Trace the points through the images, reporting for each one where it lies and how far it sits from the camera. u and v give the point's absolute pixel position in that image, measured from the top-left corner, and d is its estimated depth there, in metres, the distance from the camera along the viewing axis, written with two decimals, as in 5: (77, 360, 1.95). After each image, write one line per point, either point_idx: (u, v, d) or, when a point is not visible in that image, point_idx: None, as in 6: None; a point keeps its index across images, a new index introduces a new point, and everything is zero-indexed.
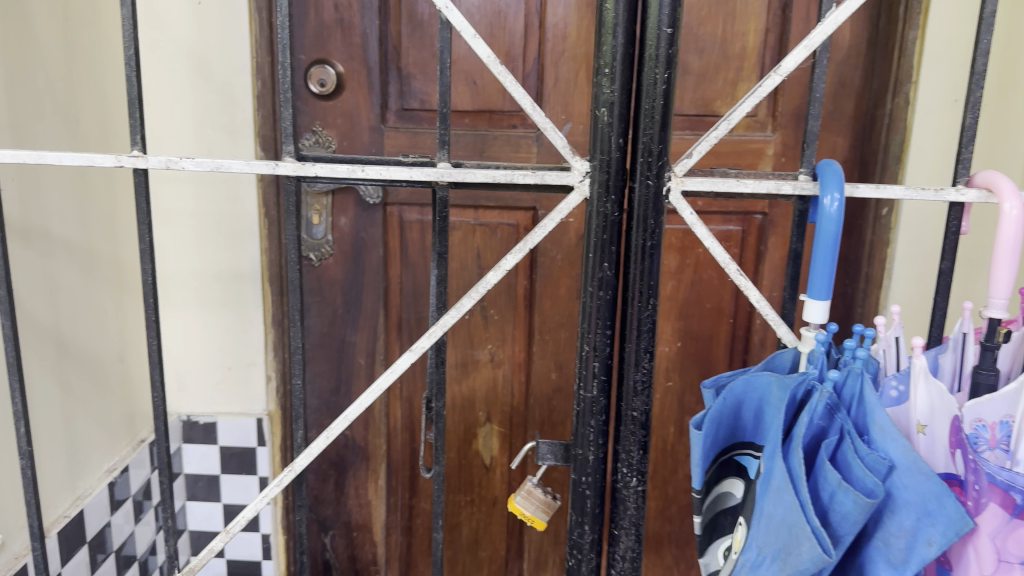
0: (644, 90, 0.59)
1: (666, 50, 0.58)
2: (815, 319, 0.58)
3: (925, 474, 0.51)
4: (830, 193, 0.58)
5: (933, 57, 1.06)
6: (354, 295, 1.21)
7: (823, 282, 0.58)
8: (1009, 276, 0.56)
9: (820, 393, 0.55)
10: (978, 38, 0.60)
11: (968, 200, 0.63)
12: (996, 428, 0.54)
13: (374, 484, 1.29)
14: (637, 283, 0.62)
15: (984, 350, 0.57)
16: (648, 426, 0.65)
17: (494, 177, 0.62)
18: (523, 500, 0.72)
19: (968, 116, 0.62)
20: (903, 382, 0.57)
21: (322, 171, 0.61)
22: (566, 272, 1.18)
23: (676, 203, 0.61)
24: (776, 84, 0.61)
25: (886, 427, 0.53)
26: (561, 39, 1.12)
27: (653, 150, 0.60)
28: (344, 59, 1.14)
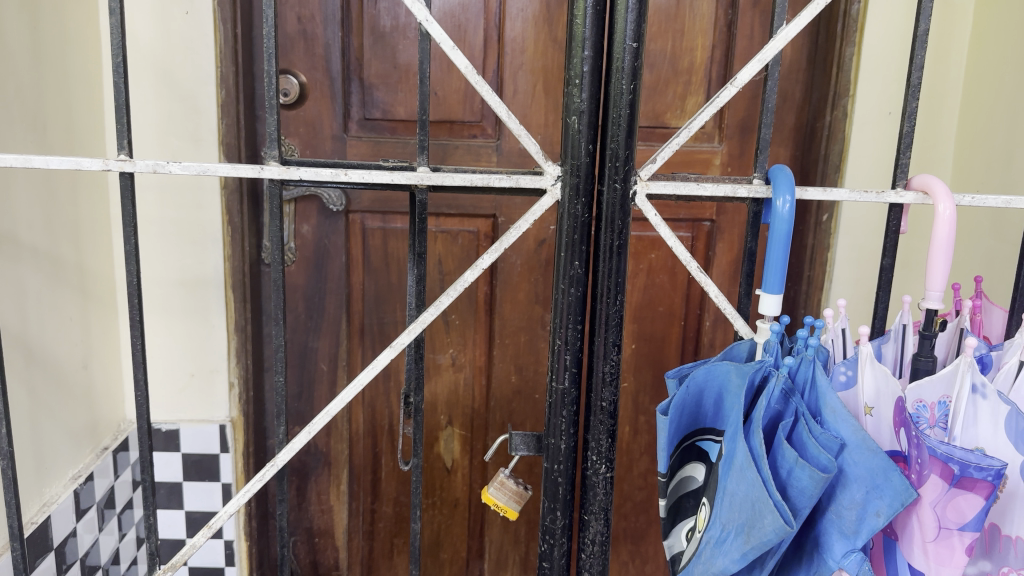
0: (611, 99, 0.63)
1: (631, 63, 0.62)
2: (770, 311, 0.62)
3: (874, 451, 0.55)
4: (782, 195, 0.63)
5: (868, 73, 1.13)
6: (316, 301, 1.23)
7: (778, 278, 0.62)
8: (944, 270, 0.61)
9: (777, 379, 0.60)
10: (912, 55, 0.66)
11: (906, 202, 0.68)
12: (936, 408, 0.60)
13: (336, 489, 1.31)
14: (606, 281, 0.66)
15: (923, 339, 0.63)
16: (615, 416, 0.69)
17: (471, 181, 0.65)
18: (496, 491, 0.75)
19: (905, 125, 0.67)
20: (850, 368, 0.62)
21: (306, 175, 0.64)
22: (525, 278, 1.23)
23: (641, 204, 0.66)
24: (732, 94, 0.66)
25: (837, 408, 0.58)
26: (519, 53, 1.16)
27: (620, 156, 0.64)
28: (307, 69, 1.16)
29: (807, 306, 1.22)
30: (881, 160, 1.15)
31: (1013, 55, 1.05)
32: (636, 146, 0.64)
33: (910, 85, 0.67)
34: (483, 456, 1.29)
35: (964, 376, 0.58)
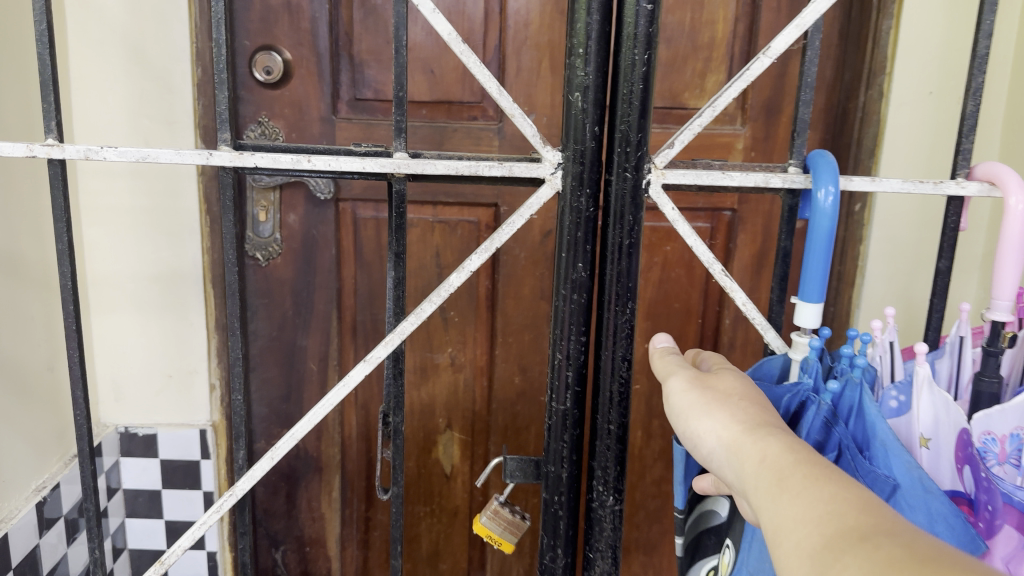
0: (620, 73, 0.54)
1: (646, 29, 0.53)
2: (808, 324, 0.53)
3: (935, 495, 0.46)
4: (825, 186, 0.53)
5: (907, 48, 1.02)
6: (304, 297, 1.14)
7: (819, 286, 0.53)
8: (1015, 275, 0.52)
9: (818, 406, 0.50)
10: (979, 21, 0.58)
11: (968, 193, 0.59)
12: (1007, 441, 0.50)
13: (328, 496, 1.21)
14: (615, 285, 0.57)
15: (987, 357, 0.54)
16: (624, 442, 0.60)
17: (457, 169, 0.56)
18: (490, 520, 0.66)
19: (968, 104, 0.60)
20: (903, 392, 0.52)
21: (263, 162, 0.55)
22: (529, 272, 1.14)
23: (656, 197, 0.56)
24: (763, 66, 0.58)
25: (888, 441, 0.48)
26: (523, 26, 1.06)
27: (631, 140, 0.55)
28: (292, 45, 1.06)
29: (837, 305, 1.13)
30: (920, 145, 1.06)
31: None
32: (652, 129, 0.55)
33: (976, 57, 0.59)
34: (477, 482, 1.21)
35: None
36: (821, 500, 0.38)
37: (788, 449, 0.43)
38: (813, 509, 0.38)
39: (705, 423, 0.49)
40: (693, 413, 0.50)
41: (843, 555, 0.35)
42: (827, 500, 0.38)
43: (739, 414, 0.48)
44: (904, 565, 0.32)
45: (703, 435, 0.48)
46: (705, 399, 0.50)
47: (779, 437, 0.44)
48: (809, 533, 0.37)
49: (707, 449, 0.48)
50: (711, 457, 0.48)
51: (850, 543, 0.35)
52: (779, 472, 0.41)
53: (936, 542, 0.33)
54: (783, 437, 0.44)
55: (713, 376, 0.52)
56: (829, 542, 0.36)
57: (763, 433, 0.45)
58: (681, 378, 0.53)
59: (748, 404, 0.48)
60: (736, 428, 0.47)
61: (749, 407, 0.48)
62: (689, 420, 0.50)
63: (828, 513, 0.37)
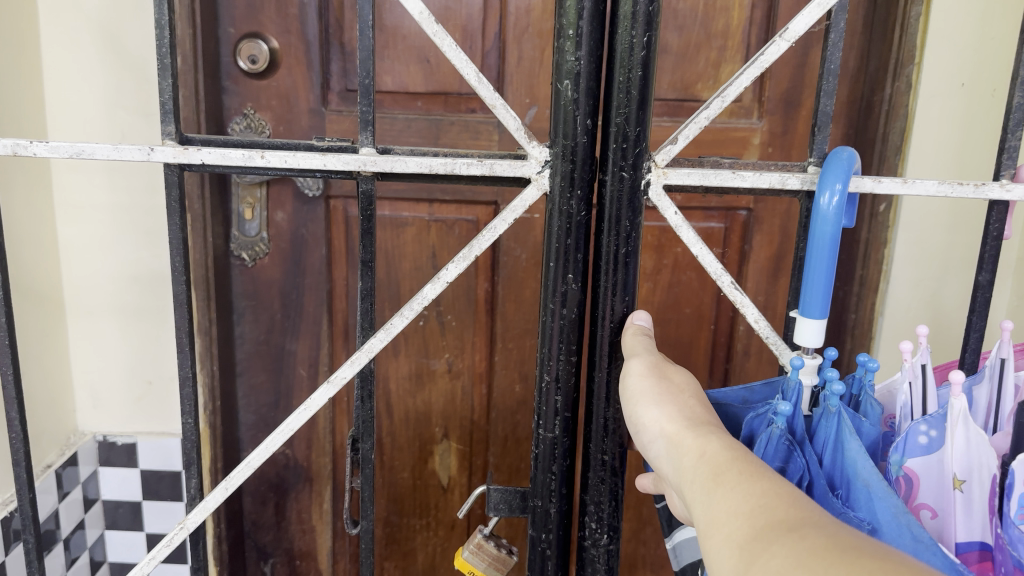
0: (617, 57, 0.48)
1: (646, 7, 0.46)
2: (810, 341, 0.47)
3: (924, 545, 0.41)
4: (830, 187, 0.46)
5: (937, 35, 0.95)
6: (293, 299, 1.08)
7: (824, 300, 0.47)
8: None
9: (770, 430, 0.46)
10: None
11: (1013, 197, 0.55)
12: None
13: (319, 508, 1.15)
14: (610, 299, 0.51)
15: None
16: (620, 473, 0.54)
17: (430, 166, 0.51)
18: (472, 555, 0.60)
19: (1015, 94, 0.56)
20: (935, 427, 0.45)
21: (209, 157, 0.52)
22: (531, 274, 1.07)
23: (657, 199, 0.51)
24: (780, 51, 0.52)
25: (871, 482, 0.42)
26: (525, 12, 0.99)
27: (629, 134, 0.49)
28: (279, 32, 1.00)
29: (858, 311, 1.05)
30: (949, 142, 0.98)
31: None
32: (651, 122, 0.49)
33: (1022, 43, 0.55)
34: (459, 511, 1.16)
35: None
36: (754, 494, 0.36)
37: (727, 447, 0.40)
38: (746, 502, 0.36)
39: (652, 411, 0.46)
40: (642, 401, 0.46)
41: (771, 545, 0.33)
42: (760, 495, 0.36)
43: (687, 409, 0.45)
44: (834, 560, 0.30)
45: (647, 424, 0.45)
46: (658, 389, 0.46)
47: (721, 434, 0.42)
48: (740, 525, 0.35)
49: (648, 439, 0.45)
50: (650, 446, 0.45)
51: (779, 535, 0.33)
52: (716, 467, 0.39)
53: (867, 541, 0.32)
54: (725, 436, 0.42)
55: (669, 364, 0.49)
56: (758, 535, 0.34)
57: (705, 431, 0.42)
58: (640, 362, 0.48)
59: (698, 403, 0.46)
60: (680, 421, 0.44)
61: (698, 406, 0.45)
62: (636, 405, 0.47)
63: (758, 507, 0.35)
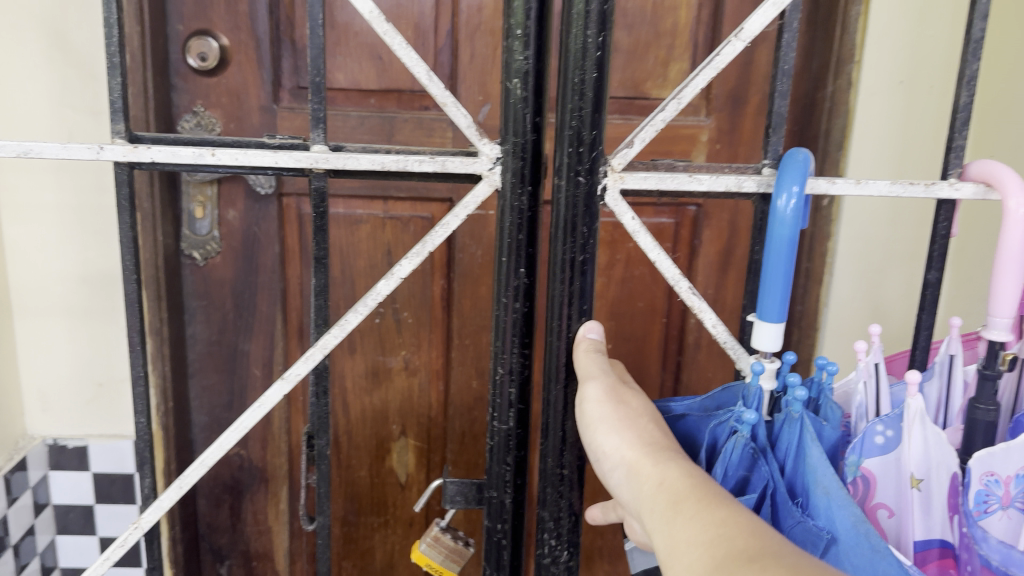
0: (570, 56, 0.49)
1: (599, 7, 0.48)
2: (769, 344, 0.49)
3: (877, 551, 0.43)
4: (787, 189, 0.48)
5: (877, 35, 0.98)
6: (246, 298, 1.08)
7: (778, 304, 0.49)
8: (1012, 289, 0.50)
9: (736, 439, 0.47)
10: (974, 3, 0.57)
11: (962, 195, 0.58)
12: (1011, 483, 0.48)
13: (275, 508, 1.15)
14: (568, 307, 0.54)
15: (983, 380, 0.52)
16: (576, 487, 0.57)
17: (381, 163, 0.52)
18: (429, 548, 0.60)
19: (962, 94, 0.58)
20: (891, 426, 0.48)
21: (160, 156, 0.52)
22: (486, 272, 1.08)
23: (614, 203, 0.54)
24: (735, 50, 0.54)
25: (831, 490, 0.45)
26: (477, 11, 0.99)
27: (583, 138, 0.51)
28: (230, 30, 0.99)
29: (804, 303, 1.08)
30: (890, 139, 1.01)
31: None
32: (604, 124, 0.51)
33: (970, 42, 0.58)
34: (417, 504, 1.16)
35: None
36: (713, 524, 0.39)
37: (687, 475, 0.43)
38: (705, 533, 0.39)
39: (611, 440, 0.48)
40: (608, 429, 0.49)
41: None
42: (718, 524, 0.39)
43: (647, 435, 0.47)
44: None
45: (610, 452, 0.48)
46: (618, 416, 0.49)
47: (680, 462, 0.44)
48: (702, 555, 0.38)
49: (610, 467, 0.48)
50: (611, 474, 0.48)
51: (738, 565, 0.36)
52: (676, 496, 0.42)
53: (818, 564, 0.34)
54: (684, 463, 0.44)
55: (625, 386, 0.52)
56: (718, 567, 0.37)
57: (664, 458, 0.45)
58: (598, 386, 0.51)
59: (657, 427, 0.48)
60: (640, 448, 0.47)
61: (657, 431, 0.48)
62: (599, 434, 0.49)
63: (717, 536, 0.38)
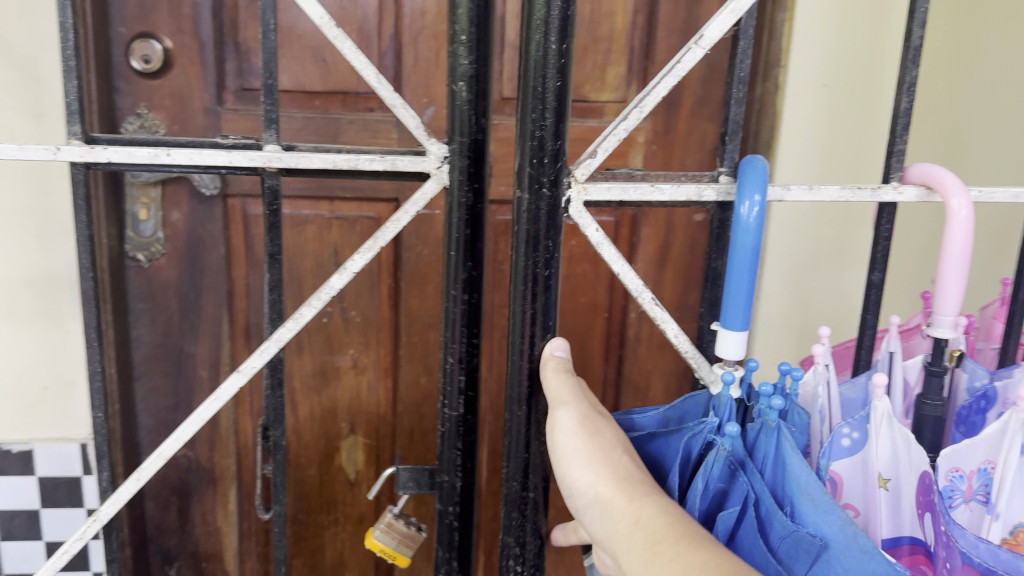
0: (531, 66, 0.52)
1: (558, 16, 0.51)
2: (733, 352, 0.53)
3: (868, 552, 0.44)
4: (750, 197, 0.51)
5: (802, 40, 1.03)
6: (191, 300, 1.08)
7: (744, 312, 0.52)
8: (957, 285, 0.55)
9: (717, 453, 0.50)
10: (912, 12, 0.61)
11: (905, 198, 0.63)
12: (974, 477, 0.53)
13: (223, 509, 1.15)
14: (535, 328, 0.57)
15: (931, 375, 0.58)
16: (541, 509, 0.61)
17: (333, 161, 0.54)
18: (383, 534, 0.62)
19: (902, 100, 0.63)
20: (856, 429, 0.53)
21: (116, 156, 0.54)
22: (433, 269, 1.10)
23: (579, 215, 0.57)
24: (694, 57, 0.56)
25: (816, 496, 0.46)
26: (420, 15, 1.02)
27: (546, 148, 0.53)
28: (173, 33, 0.99)
29: None
30: (817, 139, 1.07)
31: (978, 18, 0.99)
32: (567, 135, 0.54)
33: (908, 50, 0.62)
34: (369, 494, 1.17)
35: (1013, 438, 0.51)
36: (693, 565, 0.43)
37: (663, 511, 0.47)
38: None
39: (587, 475, 0.51)
40: (585, 462, 0.51)
41: None
42: (697, 567, 0.43)
43: (622, 469, 0.50)
44: None
45: (585, 486, 0.51)
46: (590, 449, 0.51)
47: (655, 498, 0.48)
48: None
49: (583, 504, 0.51)
50: (585, 510, 0.51)
51: None
52: (653, 535, 0.46)
53: None
54: (659, 497, 0.48)
55: (597, 415, 0.54)
56: None
57: (639, 493, 0.49)
58: (571, 413, 0.53)
59: (631, 459, 0.51)
60: (613, 483, 0.49)
61: (632, 463, 0.50)
62: (568, 470, 0.52)
63: None
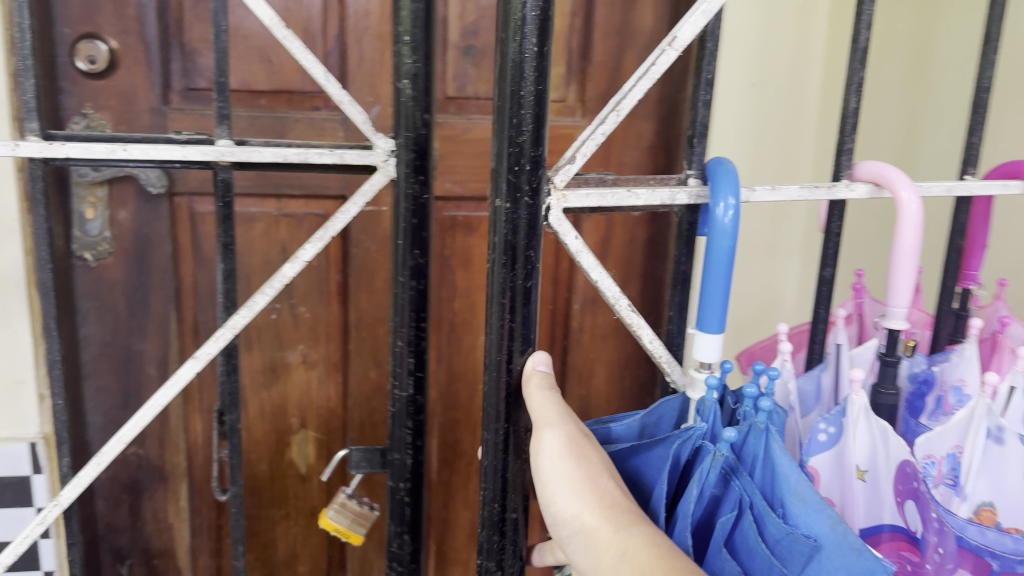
0: (509, 71, 0.51)
1: (535, 15, 0.50)
2: (710, 354, 0.55)
3: (857, 550, 0.47)
4: (723, 200, 0.55)
5: (730, 41, 1.08)
6: (139, 299, 1.09)
7: (718, 313, 0.54)
8: (906, 276, 0.61)
9: (713, 458, 0.51)
10: (859, 16, 0.66)
11: (857, 194, 0.68)
12: (944, 461, 0.61)
13: (175, 506, 1.16)
14: (514, 343, 0.56)
15: (886, 364, 0.65)
16: (519, 528, 0.61)
17: (284, 155, 0.57)
18: (337, 513, 0.65)
19: (850, 100, 0.68)
20: (832, 424, 0.58)
21: (74, 152, 0.55)
22: (381, 264, 1.13)
23: (557, 224, 0.58)
24: (669, 59, 0.60)
25: (807, 496, 0.49)
26: (364, 16, 1.05)
27: (524, 158, 0.53)
28: (118, 33, 1.00)
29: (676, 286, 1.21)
30: (747, 135, 1.12)
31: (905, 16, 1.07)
32: (545, 142, 0.53)
33: (856, 51, 0.67)
34: (321, 475, 1.20)
35: (979, 422, 0.60)
36: None
37: (650, 543, 0.49)
38: None
39: (572, 504, 0.52)
40: (574, 488, 0.52)
41: None
42: None
43: (607, 495, 0.52)
44: None
45: (571, 515, 0.52)
46: (578, 475, 0.52)
47: (641, 528, 0.50)
48: None
49: (569, 533, 0.53)
50: (570, 540, 0.53)
51: None
52: (639, 569, 0.48)
53: None
54: (644, 527, 0.50)
55: (582, 436, 0.54)
56: None
57: (627, 523, 0.50)
58: (558, 433, 0.53)
59: (616, 485, 0.53)
60: (600, 512, 0.51)
61: (616, 489, 0.52)
62: (555, 496, 0.53)
63: None
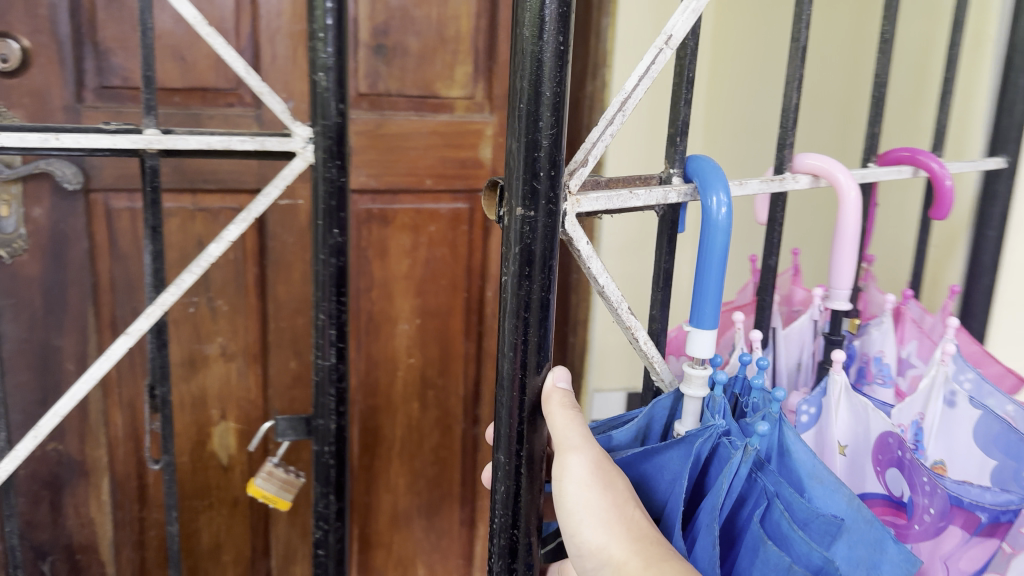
0: (519, 63, 0.44)
1: (556, 11, 0.43)
2: (705, 352, 0.50)
3: (870, 521, 0.46)
4: (716, 194, 0.51)
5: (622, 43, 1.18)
6: (55, 295, 1.10)
7: (714, 310, 0.50)
8: (846, 261, 0.61)
9: (744, 454, 0.46)
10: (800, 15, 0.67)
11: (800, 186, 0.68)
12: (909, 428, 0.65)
13: (97, 500, 1.17)
14: (529, 355, 0.49)
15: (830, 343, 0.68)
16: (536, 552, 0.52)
17: (209, 143, 0.61)
18: (264, 482, 0.69)
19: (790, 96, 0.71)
20: (813, 405, 0.60)
21: (8, 141, 0.57)
22: (298, 256, 1.18)
23: (571, 227, 0.51)
24: (665, 58, 0.54)
25: (824, 478, 0.48)
26: (276, 15, 1.08)
27: (541, 158, 0.45)
28: (30, 32, 1.01)
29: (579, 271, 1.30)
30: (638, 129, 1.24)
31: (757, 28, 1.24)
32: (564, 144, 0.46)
33: (797, 50, 0.69)
34: (250, 446, 1.22)
35: (938, 390, 0.64)
36: None
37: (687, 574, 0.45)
38: None
39: (600, 536, 0.48)
40: (601, 516, 0.48)
41: None
42: None
43: (635, 525, 0.47)
44: None
45: (596, 541, 0.48)
46: (604, 503, 0.48)
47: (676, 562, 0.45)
48: None
49: (595, 563, 0.49)
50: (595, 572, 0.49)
51: None
52: None
53: None
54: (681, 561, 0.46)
55: (606, 459, 0.49)
56: None
57: (659, 557, 0.46)
58: (582, 456, 0.48)
59: (643, 513, 0.48)
60: (629, 544, 0.47)
61: (644, 518, 0.48)
62: (582, 527, 0.49)
63: None
